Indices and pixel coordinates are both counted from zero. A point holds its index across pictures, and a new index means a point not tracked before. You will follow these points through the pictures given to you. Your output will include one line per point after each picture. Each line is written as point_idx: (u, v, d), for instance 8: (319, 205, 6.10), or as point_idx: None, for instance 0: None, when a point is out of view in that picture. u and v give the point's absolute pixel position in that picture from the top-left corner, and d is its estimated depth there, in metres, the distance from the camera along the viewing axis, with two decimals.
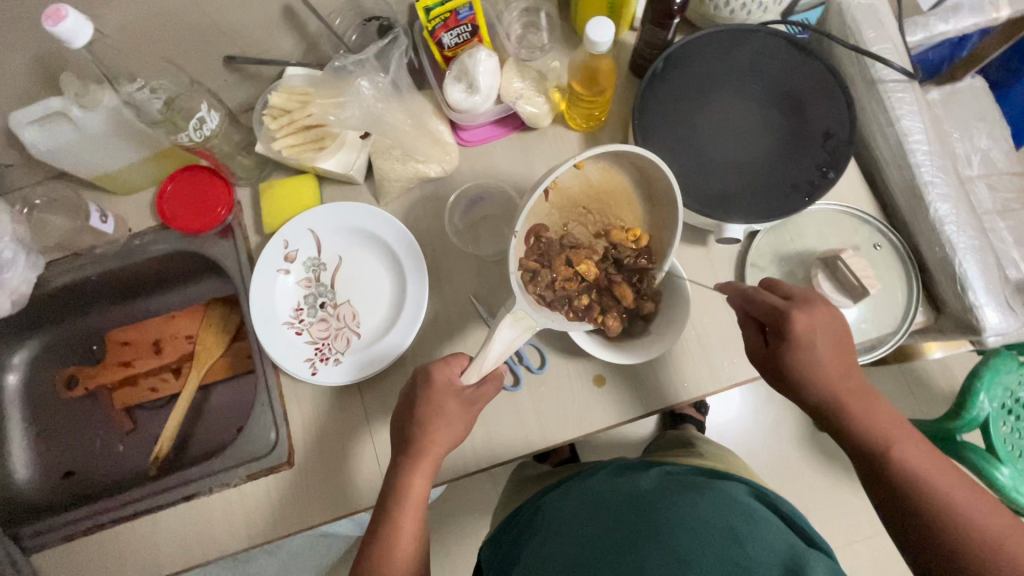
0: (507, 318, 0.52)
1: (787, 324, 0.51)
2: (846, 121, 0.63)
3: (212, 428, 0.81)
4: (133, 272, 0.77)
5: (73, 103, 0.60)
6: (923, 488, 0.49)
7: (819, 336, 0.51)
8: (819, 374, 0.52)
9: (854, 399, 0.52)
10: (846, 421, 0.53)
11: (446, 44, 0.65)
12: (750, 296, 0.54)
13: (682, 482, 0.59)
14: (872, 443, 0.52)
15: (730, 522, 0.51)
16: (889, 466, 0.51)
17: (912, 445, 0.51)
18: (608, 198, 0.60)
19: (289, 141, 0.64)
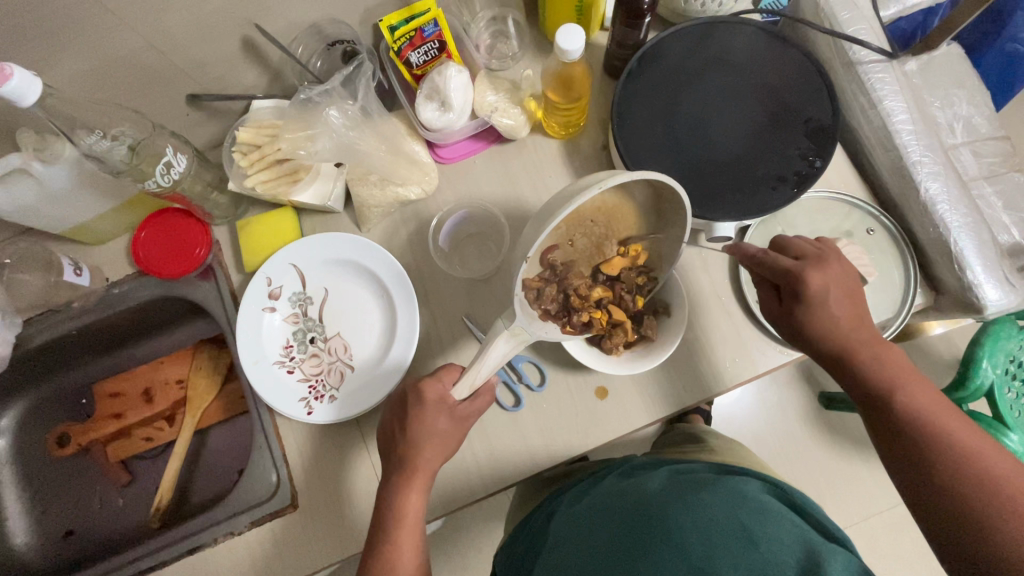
0: (503, 334, 0.50)
1: (800, 281, 0.53)
2: (827, 108, 0.62)
3: (211, 474, 0.80)
4: (115, 323, 0.75)
5: (32, 158, 0.58)
6: (933, 434, 0.49)
7: (831, 290, 0.53)
8: (836, 328, 0.53)
9: (866, 345, 0.53)
10: (857, 368, 0.54)
11: (414, 63, 0.64)
12: (759, 259, 0.55)
13: (693, 480, 0.58)
14: (879, 389, 0.53)
15: (742, 519, 0.49)
16: (894, 411, 0.52)
17: (919, 390, 0.52)
18: (616, 213, 0.52)
19: (262, 177, 0.62)
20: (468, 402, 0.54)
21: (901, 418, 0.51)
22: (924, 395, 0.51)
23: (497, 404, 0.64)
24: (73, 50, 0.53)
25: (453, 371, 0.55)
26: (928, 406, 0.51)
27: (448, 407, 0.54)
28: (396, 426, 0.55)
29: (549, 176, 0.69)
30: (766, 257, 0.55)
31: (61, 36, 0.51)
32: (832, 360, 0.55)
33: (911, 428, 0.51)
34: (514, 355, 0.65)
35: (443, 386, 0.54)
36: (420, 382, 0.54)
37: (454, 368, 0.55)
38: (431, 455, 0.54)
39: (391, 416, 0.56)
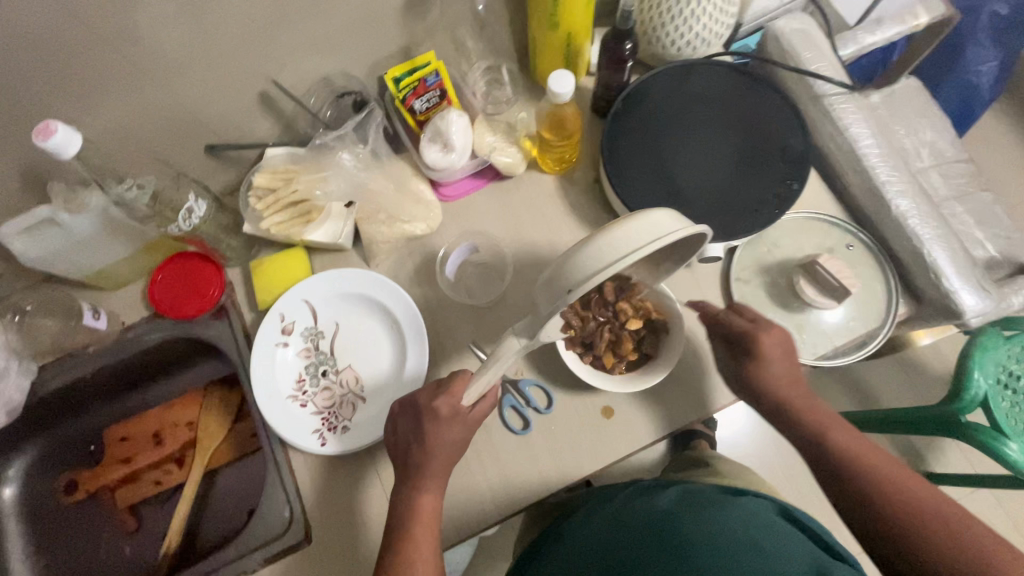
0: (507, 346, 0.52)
1: (754, 342, 0.60)
2: (798, 136, 0.68)
3: (219, 517, 0.79)
4: (128, 366, 0.77)
5: (61, 209, 0.60)
6: (858, 468, 0.54)
7: (777, 351, 0.60)
8: (774, 381, 0.60)
9: (799, 398, 0.59)
10: (794, 414, 0.59)
11: (418, 109, 0.69)
12: (721, 319, 0.63)
13: (701, 499, 0.59)
14: (811, 432, 0.58)
15: (752, 534, 0.51)
16: (825, 449, 0.56)
17: (844, 433, 0.57)
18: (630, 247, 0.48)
19: (277, 219, 0.66)
20: (477, 413, 0.57)
21: (836, 456, 0.55)
22: (847, 436, 0.56)
23: (507, 428, 0.66)
24: (107, 107, 0.58)
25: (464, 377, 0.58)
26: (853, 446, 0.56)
27: (462, 421, 0.56)
28: (412, 440, 0.57)
29: (546, 208, 0.74)
30: (726, 320, 0.62)
31: (95, 95, 0.56)
32: (776, 414, 0.60)
33: (840, 460, 0.55)
34: (521, 378, 0.67)
35: (455, 400, 0.56)
36: (432, 401, 0.56)
37: (464, 376, 0.58)
38: (446, 465, 0.56)
39: (404, 431, 0.58)
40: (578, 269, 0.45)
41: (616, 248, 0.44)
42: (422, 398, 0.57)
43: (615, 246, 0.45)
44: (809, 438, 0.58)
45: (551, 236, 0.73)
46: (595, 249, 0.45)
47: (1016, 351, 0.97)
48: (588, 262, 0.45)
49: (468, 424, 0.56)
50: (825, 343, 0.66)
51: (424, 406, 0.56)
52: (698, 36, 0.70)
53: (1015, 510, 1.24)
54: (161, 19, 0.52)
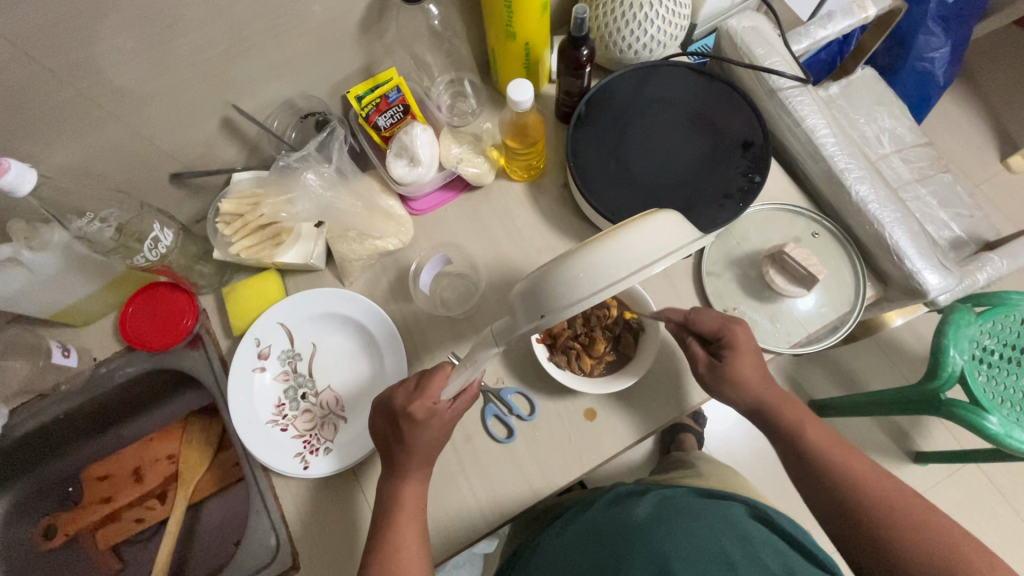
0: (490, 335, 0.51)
1: (731, 334, 0.60)
2: (758, 130, 0.69)
3: (204, 553, 0.78)
4: (102, 402, 0.75)
5: (21, 247, 0.58)
6: (831, 466, 0.57)
7: (752, 348, 0.60)
8: (747, 382, 0.60)
9: (772, 394, 0.60)
10: (771, 414, 0.60)
11: (382, 126, 0.69)
12: (694, 317, 0.61)
13: (678, 505, 0.59)
14: (788, 426, 0.60)
15: (723, 546, 0.52)
16: (801, 442, 0.59)
17: (818, 427, 0.59)
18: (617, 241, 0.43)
19: (246, 243, 0.66)
20: (454, 410, 0.57)
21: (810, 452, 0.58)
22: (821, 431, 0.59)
23: (490, 437, 0.65)
24: (65, 142, 0.57)
25: (444, 371, 0.58)
26: (825, 440, 0.59)
27: (439, 419, 0.56)
28: (390, 435, 0.58)
29: (517, 216, 0.74)
30: (700, 317, 0.61)
31: (52, 132, 0.55)
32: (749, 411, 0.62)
33: (815, 455, 0.58)
34: (502, 387, 0.67)
35: (432, 399, 0.56)
36: (408, 404, 0.56)
37: (444, 370, 0.58)
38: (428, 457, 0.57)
39: (382, 431, 0.58)
40: (557, 289, 0.40)
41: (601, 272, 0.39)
42: (399, 401, 0.57)
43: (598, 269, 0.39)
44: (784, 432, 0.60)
45: (523, 243, 0.73)
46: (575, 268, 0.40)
47: (988, 326, 0.99)
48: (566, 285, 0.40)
49: (444, 421, 0.56)
50: (799, 331, 0.67)
51: (404, 407, 0.56)
52: (653, 39, 0.71)
53: (1002, 482, 1.27)
54: (111, 54, 0.52)
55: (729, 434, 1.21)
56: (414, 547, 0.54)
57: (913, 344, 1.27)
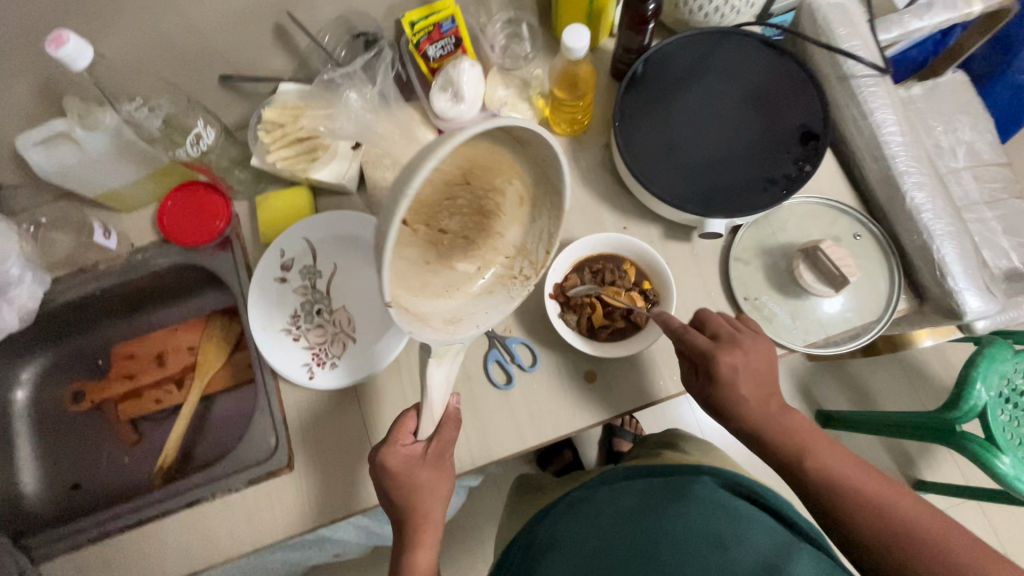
0: (434, 358, 0.56)
1: (713, 364, 0.56)
2: (819, 116, 0.65)
3: (212, 440, 0.83)
4: (134, 286, 0.80)
5: (76, 124, 0.63)
6: (841, 490, 0.54)
7: (740, 373, 0.56)
8: (739, 404, 0.56)
9: (778, 417, 0.57)
10: (771, 443, 0.57)
11: (431, 56, 0.68)
12: (683, 336, 0.57)
13: (662, 489, 0.61)
14: (788, 455, 0.56)
15: (715, 528, 0.54)
16: (805, 471, 0.56)
17: (821, 450, 0.56)
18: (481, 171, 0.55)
19: (282, 154, 0.67)
20: (438, 443, 0.58)
21: (813, 479, 0.55)
22: (826, 454, 0.56)
23: (489, 381, 0.67)
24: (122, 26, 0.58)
25: (408, 426, 0.58)
26: (832, 461, 0.56)
27: (425, 461, 0.57)
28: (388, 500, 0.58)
29: None
30: (687, 336, 0.57)
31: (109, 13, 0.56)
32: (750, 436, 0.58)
33: (818, 479, 0.55)
34: (508, 336, 0.68)
35: (403, 446, 0.57)
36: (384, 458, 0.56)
37: (407, 415, 0.59)
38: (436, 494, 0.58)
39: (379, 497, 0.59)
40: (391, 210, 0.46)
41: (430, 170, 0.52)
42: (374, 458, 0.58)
43: (439, 177, 0.53)
44: (786, 460, 0.57)
45: None
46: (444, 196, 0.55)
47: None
48: (417, 203, 0.53)
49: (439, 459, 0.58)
50: (816, 332, 0.65)
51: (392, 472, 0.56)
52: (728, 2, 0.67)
53: (1001, 525, 1.24)
54: None
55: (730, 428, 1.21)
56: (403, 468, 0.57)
57: (939, 371, 1.23)
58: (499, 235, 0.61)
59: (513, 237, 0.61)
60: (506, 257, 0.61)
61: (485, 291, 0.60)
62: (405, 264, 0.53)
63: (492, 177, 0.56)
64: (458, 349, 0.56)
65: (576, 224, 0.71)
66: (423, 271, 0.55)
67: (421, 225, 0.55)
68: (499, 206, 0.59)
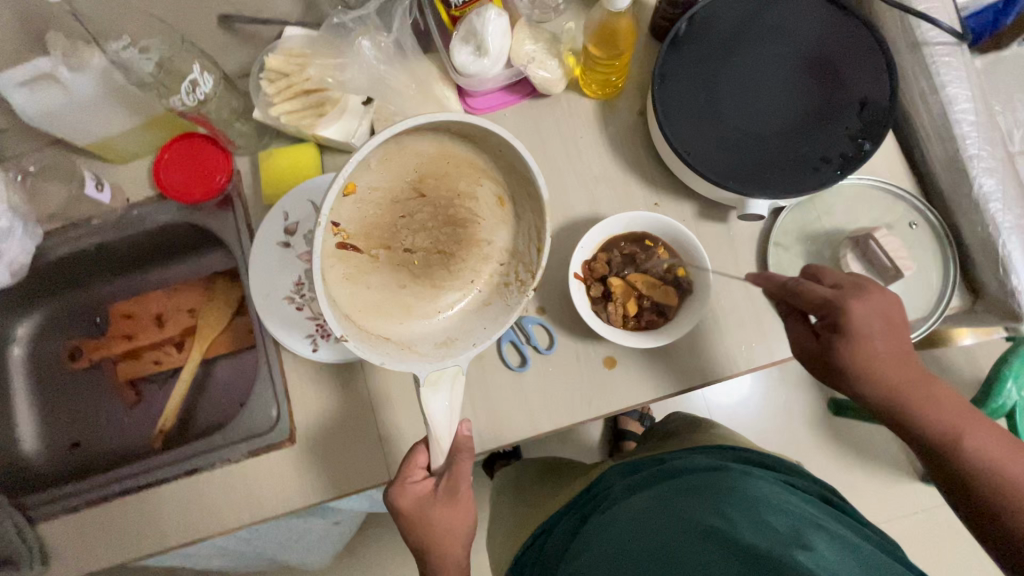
0: (423, 387, 0.47)
1: (842, 315, 0.52)
2: (885, 88, 0.58)
3: (213, 406, 0.81)
4: (130, 243, 0.75)
5: (60, 63, 0.57)
6: (993, 473, 0.49)
7: (875, 325, 0.52)
8: (876, 371, 0.52)
9: (920, 386, 0.52)
10: (907, 415, 0.52)
11: (454, 3, 0.60)
12: (790, 289, 0.54)
13: (682, 483, 0.55)
14: (941, 432, 0.51)
15: (725, 513, 0.47)
16: (956, 450, 0.50)
17: (979, 431, 0.50)
18: (429, 178, 0.52)
19: (288, 107, 0.61)
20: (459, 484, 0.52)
21: (970, 461, 0.50)
22: (985, 435, 0.50)
23: (503, 362, 0.63)
24: None
25: (419, 461, 0.53)
26: (990, 445, 0.50)
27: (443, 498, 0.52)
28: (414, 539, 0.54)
29: (579, 137, 0.67)
30: (801, 290, 0.53)
31: None
32: (885, 406, 0.53)
33: (969, 462, 0.50)
34: (525, 316, 0.64)
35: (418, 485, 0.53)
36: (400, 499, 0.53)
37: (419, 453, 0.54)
38: (456, 527, 0.53)
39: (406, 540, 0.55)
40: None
41: (363, 189, 0.50)
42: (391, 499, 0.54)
43: (381, 197, 0.51)
44: (935, 436, 0.51)
45: (581, 167, 0.66)
46: (396, 213, 0.52)
47: None
48: (363, 227, 0.51)
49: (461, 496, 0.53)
50: None
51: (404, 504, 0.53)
52: None
53: None
54: None
55: (737, 404, 1.19)
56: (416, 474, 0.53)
57: (964, 365, 1.18)
58: (486, 242, 0.54)
59: (507, 241, 0.54)
60: (500, 264, 0.54)
61: (482, 306, 0.53)
62: (369, 293, 0.50)
63: (445, 180, 0.52)
64: (455, 371, 0.48)
65: (603, 197, 0.66)
66: (396, 296, 0.51)
67: (378, 249, 0.51)
68: (474, 210, 0.54)
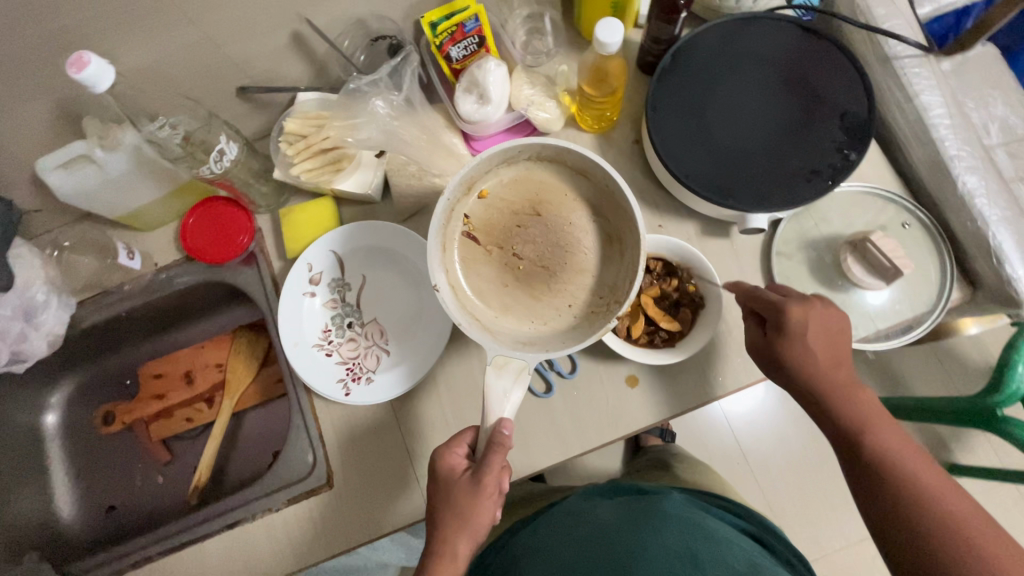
0: (490, 368, 0.51)
1: (783, 316, 0.54)
2: (863, 101, 0.62)
3: (245, 456, 0.83)
4: (159, 304, 0.78)
5: (94, 145, 0.62)
6: (902, 477, 0.51)
7: (814, 330, 0.54)
8: (812, 365, 0.54)
9: (847, 387, 0.54)
10: (825, 403, 0.55)
11: (454, 58, 0.66)
12: (754, 294, 0.57)
13: (649, 505, 0.60)
14: (852, 423, 0.54)
15: (693, 547, 0.52)
16: (863, 445, 0.53)
17: (889, 431, 0.53)
18: (545, 205, 0.61)
19: (307, 165, 0.65)
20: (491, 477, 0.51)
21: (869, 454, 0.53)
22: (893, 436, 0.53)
23: (529, 390, 0.65)
24: (139, 44, 0.56)
25: (465, 440, 0.55)
26: (898, 447, 0.53)
27: (469, 477, 0.52)
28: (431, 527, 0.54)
29: None
30: (757, 293, 0.56)
31: (126, 32, 0.54)
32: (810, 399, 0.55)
33: (877, 459, 0.52)
34: None
35: (454, 464, 0.53)
36: (435, 469, 0.54)
37: (465, 437, 0.55)
38: (477, 525, 0.52)
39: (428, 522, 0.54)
40: (446, 220, 0.59)
41: (494, 197, 0.62)
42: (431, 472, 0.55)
43: (505, 205, 0.61)
44: (848, 429, 0.54)
45: None
46: (514, 223, 0.61)
47: None
48: (487, 225, 0.61)
49: (490, 485, 0.51)
50: (865, 326, 0.63)
51: (440, 479, 0.53)
52: None
53: None
54: None
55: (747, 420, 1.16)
56: (451, 450, 0.54)
57: (974, 354, 1.20)
58: (585, 271, 0.61)
59: (603, 274, 0.60)
60: (596, 295, 0.60)
61: (572, 325, 0.59)
62: (477, 279, 0.60)
63: (561, 208, 0.61)
64: (520, 365, 0.52)
65: None
66: (498, 292, 0.60)
67: (494, 246, 0.61)
68: (580, 240, 0.61)
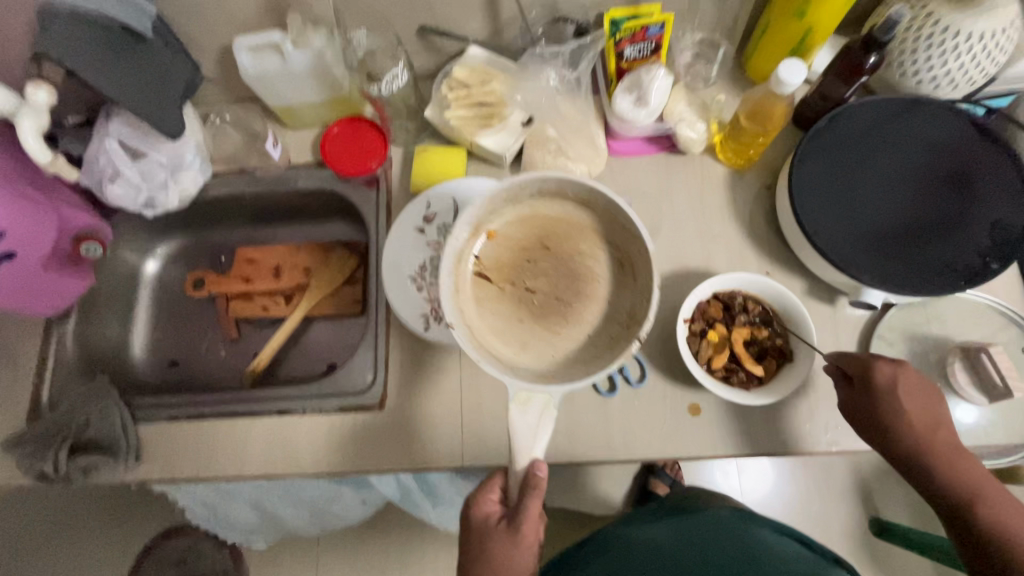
0: (513, 406, 0.51)
1: (875, 371, 0.55)
2: (1022, 216, 0.60)
3: (301, 359, 0.87)
4: (278, 197, 0.84)
5: (288, 38, 0.67)
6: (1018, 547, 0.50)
7: (911, 392, 0.55)
8: (908, 430, 0.54)
9: (948, 450, 0.54)
10: (929, 469, 0.54)
11: (626, 56, 0.67)
12: (845, 351, 0.58)
13: (702, 528, 0.62)
14: (962, 491, 0.53)
15: (750, 553, 0.54)
16: (975, 514, 0.52)
17: (999, 497, 0.52)
18: (560, 236, 0.60)
19: (462, 113, 0.70)
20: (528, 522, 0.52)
21: (985, 525, 0.52)
22: (1003, 501, 0.52)
23: (593, 385, 0.66)
24: None
25: (496, 486, 0.55)
26: (1010, 515, 0.52)
27: (508, 522, 0.53)
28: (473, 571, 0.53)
29: (707, 196, 0.72)
30: (847, 350, 0.58)
31: None
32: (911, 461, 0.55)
33: (991, 529, 0.51)
34: None
35: (488, 512, 0.54)
36: (467, 521, 0.55)
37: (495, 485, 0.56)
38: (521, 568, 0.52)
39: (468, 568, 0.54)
40: (458, 265, 0.57)
41: (502, 235, 0.60)
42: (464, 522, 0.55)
43: (513, 242, 0.60)
44: (959, 496, 0.53)
45: (703, 224, 0.71)
46: (524, 257, 0.60)
47: None
48: (498, 263, 0.60)
49: (530, 525, 0.52)
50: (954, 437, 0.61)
51: (474, 526, 0.54)
52: (949, 75, 0.63)
53: None
54: None
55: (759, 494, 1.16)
56: (486, 489, 0.55)
57: None
58: (603, 299, 0.59)
59: (623, 301, 0.58)
60: (620, 323, 0.57)
61: (595, 354, 0.56)
62: (495, 318, 0.58)
63: (573, 242, 0.60)
64: (544, 400, 0.51)
65: (718, 255, 0.70)
66: (517, 330, 0.58)
67: (506, 283, 0.59)
68: (593, 268, 0.59)
